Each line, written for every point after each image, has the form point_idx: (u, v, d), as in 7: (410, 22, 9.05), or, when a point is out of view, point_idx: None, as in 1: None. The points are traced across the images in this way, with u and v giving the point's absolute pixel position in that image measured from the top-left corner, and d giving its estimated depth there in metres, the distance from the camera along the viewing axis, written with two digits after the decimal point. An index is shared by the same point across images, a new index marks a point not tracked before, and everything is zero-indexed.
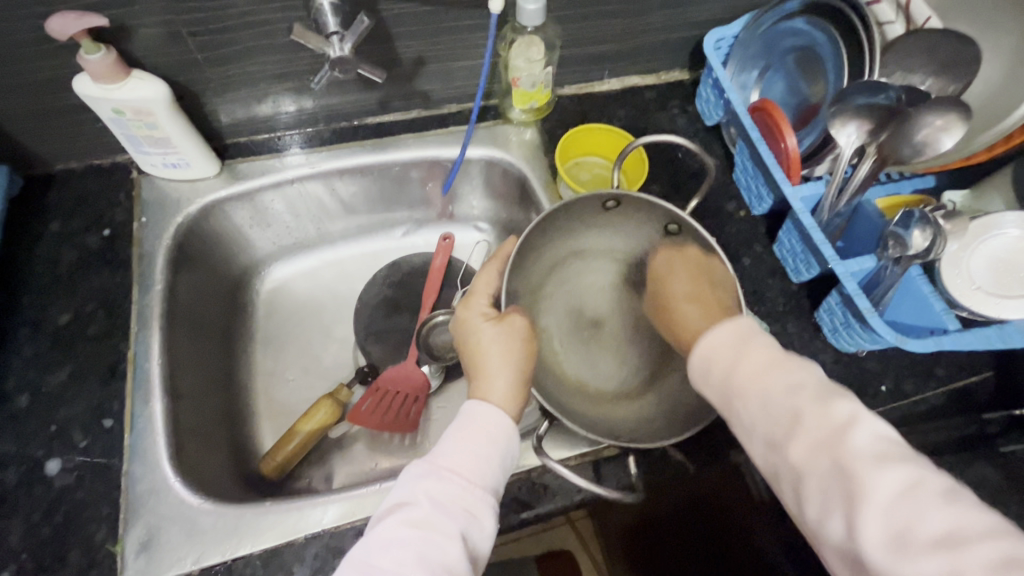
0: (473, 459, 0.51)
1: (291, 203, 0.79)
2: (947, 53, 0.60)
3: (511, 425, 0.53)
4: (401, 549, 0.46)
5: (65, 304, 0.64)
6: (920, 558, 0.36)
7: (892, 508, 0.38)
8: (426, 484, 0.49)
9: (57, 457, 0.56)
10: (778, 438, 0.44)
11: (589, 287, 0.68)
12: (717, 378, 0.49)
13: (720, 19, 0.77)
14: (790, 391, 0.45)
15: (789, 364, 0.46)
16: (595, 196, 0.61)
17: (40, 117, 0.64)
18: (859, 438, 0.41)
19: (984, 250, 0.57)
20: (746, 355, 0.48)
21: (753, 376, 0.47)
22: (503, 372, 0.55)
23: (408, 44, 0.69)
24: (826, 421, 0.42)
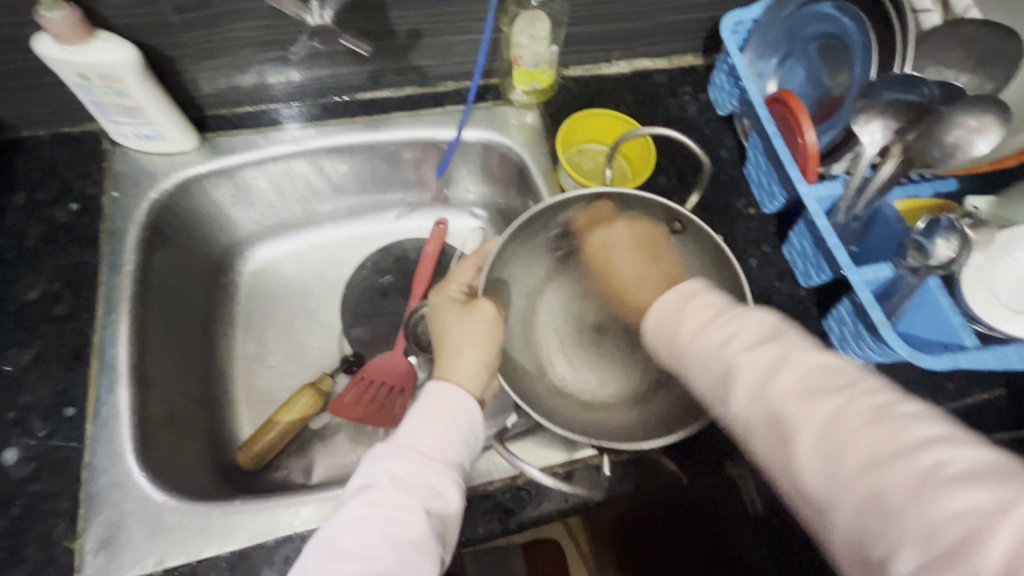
0: (436, 436, 0.48)
1: (276, 181, 0.75)
2: (987, 46, 0.55)
3: (471, 400, 0.51)
4: (365, 529, 0.44)
5: (29, 281, 0.61)
6: (888, 501, 0.31)
7: (831, 443, 0.35)
8: (387, 466, 0.47)
9: (15, 445, 0.53)
10: (721, 394, 0.41)
11: (591, 291, 0.65)
12: (665, 336, 0.47)
13: (739, 1, 0.72)
14: (720, 349, 0.42)
15: (728, 314, 0.44)
16: (590, 195, 0.59)
17: (1, 79, 0.59)
18: (841, 422, 0.35)
19: (1013, 264, 0.53)
20: (686, 314, 0.46)
21: (692, 335, 0.45)
22: (466, 352, 0.53)
23: (403, 14, 0.63)
24: (781, 378, 0.38)
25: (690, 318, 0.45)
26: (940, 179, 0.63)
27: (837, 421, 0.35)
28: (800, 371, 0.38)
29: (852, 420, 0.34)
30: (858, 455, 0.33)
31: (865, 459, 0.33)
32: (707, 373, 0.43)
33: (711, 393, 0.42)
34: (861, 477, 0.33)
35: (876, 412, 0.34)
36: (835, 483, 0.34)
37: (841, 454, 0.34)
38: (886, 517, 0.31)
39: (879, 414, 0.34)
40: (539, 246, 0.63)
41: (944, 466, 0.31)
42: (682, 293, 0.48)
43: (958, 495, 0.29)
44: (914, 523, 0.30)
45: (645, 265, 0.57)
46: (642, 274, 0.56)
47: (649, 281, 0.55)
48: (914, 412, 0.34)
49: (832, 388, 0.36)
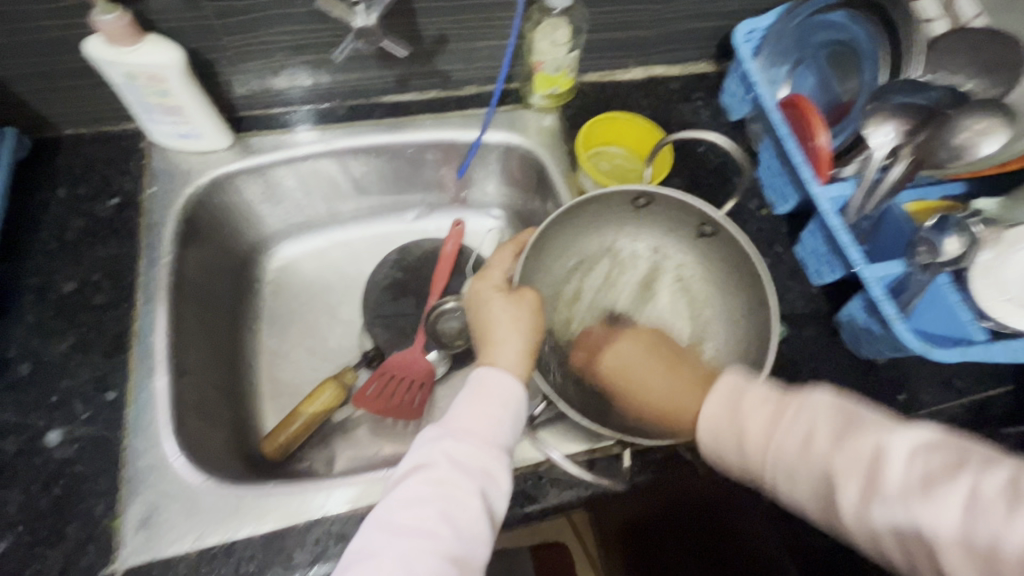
0: (487, 419, 0.51)
1: (304, 179, 0.77)
2: (991, 54, 0.58)
3: (519, 385, 0.53)
4: (423, 505, 0.46)
5: (70, 272, 0.63)
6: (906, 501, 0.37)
7: (907, 493, 0.37)
8: (442, 447, 0.49)
9: (57, 428, 0.55)
10: (795, 473, 0.43)
11: (612, 282, 0.68)
12: (725, 434, 0.47)
13: (751, 11, 0.75)
14: (800, 426, 0.43)
15: (785, 410, 0.45)
16: (624, 191, 0.61)
17: (50, 79, 0.62)
18: (822, 433, 0.42)
19: (1022, 258, 0.54)
20: (744, 411, 0.47)
21: (762, 440, 0.45)
22: (511, 337, 0.55)
23: (431, 21, 0.66)
24: (829, 445, 0.41)
25: (727, 424, 0.47)
26: (947, 184, 0.66)
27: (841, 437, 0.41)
28: (864, 434, 0.40)
29: (818, 440, 0.42)
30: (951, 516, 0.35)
31: (795, 449, 0.43)
32: (797, 481, 0.43)
33: (731, 465, 0.48)
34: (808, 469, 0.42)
35: (771, 397, 0.46)
36: (857, 485, 0.40)
37: (891, 495, 0.38)
38: (883, 497, 0.38)
39: (841, 407, 0.43)
40: (571, 243, 0.66)
41: (892, 464, 0.38)
42: (722, 392, 0.49)
43: (981, 485, 0.35)
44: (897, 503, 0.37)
45: (681, 375, 0.57)
46: (674, 386, 0.55)
47: (678, 386, 0.55)
48: (849, 398, 0.43)
49: (795, 404, 0.45)
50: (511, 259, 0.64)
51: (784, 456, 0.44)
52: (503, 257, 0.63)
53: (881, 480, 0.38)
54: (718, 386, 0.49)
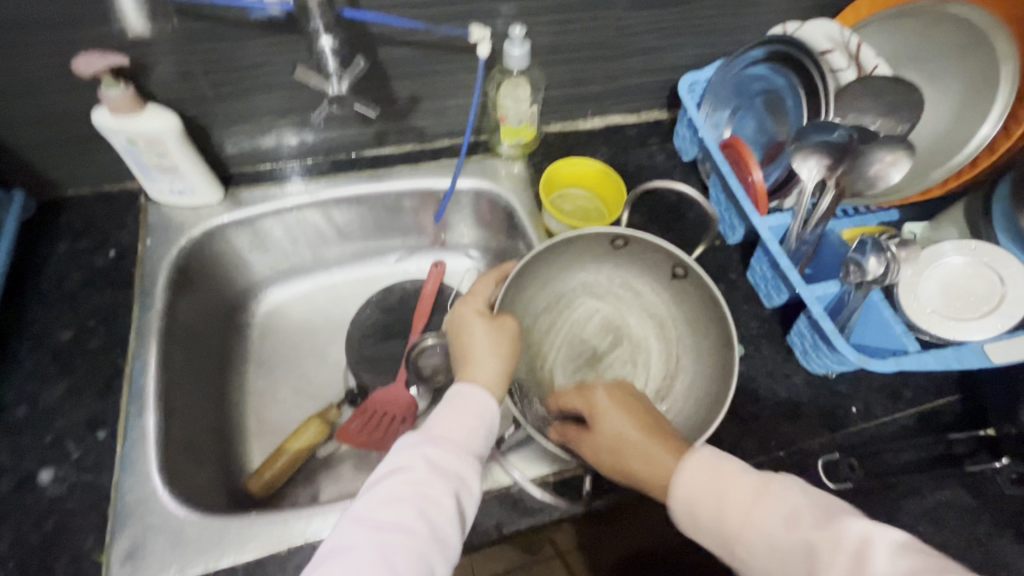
0: (466, 429, 0.55)
1: (290, 229, 0.83)
2: (894, 97, 0.65)
3: (493, 405, 0.57)
4: (401, 503, 0.49)
5: (68, 320, 0.67)
6: (818, 553, 0.44)
7: (805, 554, 0.44)
8: (422, 451, 0.52)
9: (49, 466, 0.58)
10: (728, 529, 0.48)
11: (586, 321, 0.72)
12: (688, 502, 0.50)
13: (690, 65, 0.84)
14: (758, 503, 0.48)
15: (746, 478, 0.49)
16: (602, 234, 0.68)
17: (57, 145, 0.69)
18: (766, 499, 0.48)
19: (935, 276, 0.61)
20: (725, 495, 0.49)
21: (743, 514, 0.48)
22: (492, 367, 0.59)
23: (404, 84, 0.74)
24: (797, 531, 0.45)
25: (705, 491, 0.50)
26: (883, 212, 0.75)
27: (753, 500, 0.48)
28: (822, 525, 0.44)
29: (775, 519, 0.46)
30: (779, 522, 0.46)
31: (780, 524, 0.46)
32: (714, 522, 0.49)
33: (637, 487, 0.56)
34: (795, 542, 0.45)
35: (749, 475, 0.50)
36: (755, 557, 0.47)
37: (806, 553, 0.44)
38: (777, 564, 0.46)
39: (877, 530, 0.42)
40: (552, 276, 0.71)
41: (875, 556, 0.41)
42: (702, 461, 0.51)
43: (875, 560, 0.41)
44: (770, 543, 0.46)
45: (675, 437, 0.55)
46: (634, 421, 0.55)
47: (638, 439, 0.54)
48: (885, 521, 0.43)
49: (773, 498, 0.47)
50: (494, 286, 0.69)
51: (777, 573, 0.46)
52: (487, 283, 0.68)
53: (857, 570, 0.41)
54: (689, 457, 0.51)
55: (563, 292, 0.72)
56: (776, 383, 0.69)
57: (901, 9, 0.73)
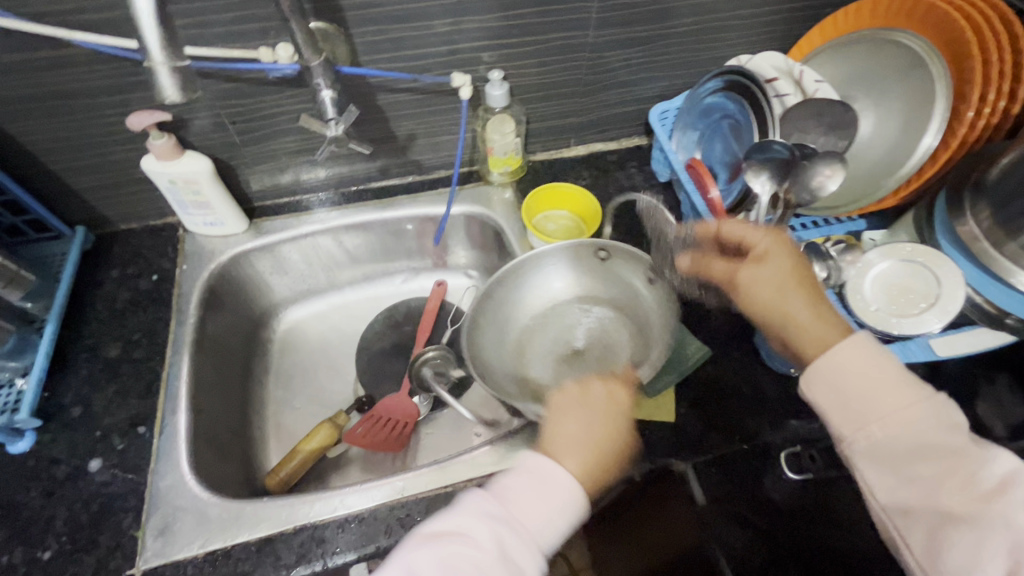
0: (542, 517, 0.51)
1: (306, 254, 0.94)
2: (831, 116, 0.72)
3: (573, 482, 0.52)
4: None
5: (117, 334, 0.79)
6: (968, 500, 0.45)
7: (954, 480, 0.46)
8: (495, 529, 0.50)
9: (98, 457, 0.68)
10: (933, 454, 0.46)
11: (574, 322, 0.82)
12: (853, 395, 0.50)
13: (661, 96, 0.93)
14: (933, 433, 0.47)
15: (954, 428, 0.47)
16: (587, 243, 0.80)
17: (113, 188, 0.82)
18: (939, 422, 0.47)
19: (878, 278, 0.66)
20: (911, 423, 0.48)
21: (923, 442, 0.47)
22: (572, 444, 0.55)
23: (402, 124, 0.85)
24: (965, 473, 0.46)
25: (858, 375, 0.50)
26: (852, 222, 0.81)
27: (889, 394, 0.49)
28: (991, 472, 0.46)
29: (941, 439, 0.47)
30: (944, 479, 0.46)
31: (966, 496, 0.45)
32: (891, 420, 0.48)
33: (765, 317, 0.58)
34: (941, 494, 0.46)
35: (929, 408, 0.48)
36: (850, 419, 0.50)
37: (952, 490, 0.46)
38: (928, 484, 0.46)
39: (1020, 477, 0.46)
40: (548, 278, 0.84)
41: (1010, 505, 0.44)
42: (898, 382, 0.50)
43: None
44: (948, 494, 0.46)
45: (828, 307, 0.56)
46: (782, 282, 0.57)
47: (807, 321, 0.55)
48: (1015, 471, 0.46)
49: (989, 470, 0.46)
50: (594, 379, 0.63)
51: (884, 443, 0.48)
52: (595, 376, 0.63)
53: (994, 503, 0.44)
54: (849, 341, 0.52)
55: (557, 297, 0.84)
56: (743, 382, 0.74)
57: (848, 36, 0.81)
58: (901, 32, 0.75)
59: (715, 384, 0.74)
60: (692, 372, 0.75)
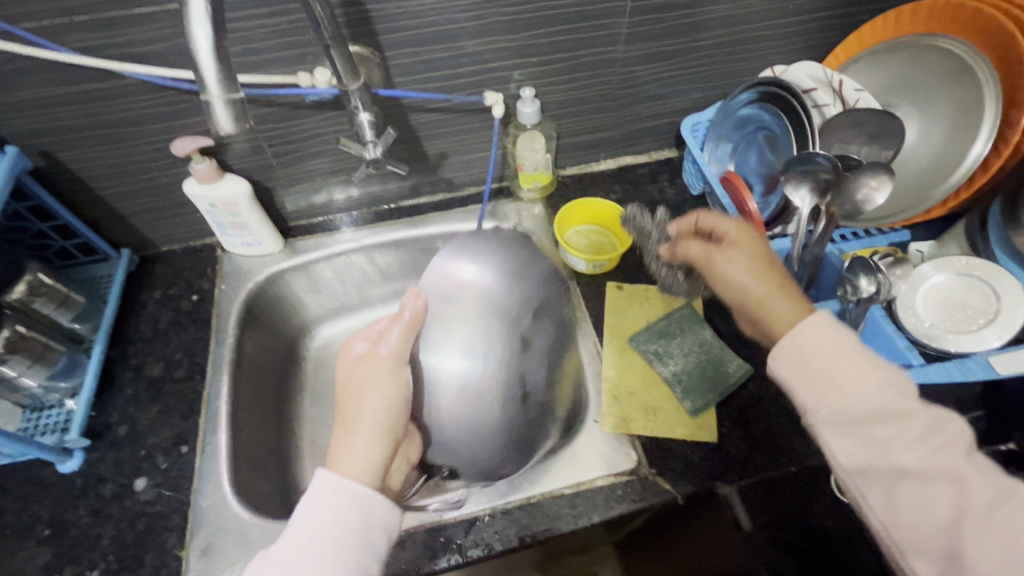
0: (326, 521, 0.53)
1: (339, 273, 0.95)
2: (875, 126, 0.70)
3: (367, 495, 0.55)
4: None
5: (159, 354, 0.80)
6: (910, 463, 0.43)
7: (913, 445, 0.44)
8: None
9: (143, 476, 0.69)
10: (874, 415, 0.45)
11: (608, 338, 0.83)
12: (797, 358, 0.49)
13: (692, 108, 0.92)
14: (890, 398, 0.45)
15: (901, 390, 0.45)
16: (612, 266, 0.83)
17: (155, 211, 0.84)
18: (890, 391, 0.45)
19: (931, 292, 0.64)
20: (858, 386, 0.46)
21: (853, 400, 0.46)
22: (359, 422, 0.60)
23: (433, 143, 0.86)
24: (923, 435, 0.44)
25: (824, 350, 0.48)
26: (895, 233, 0.77)
27: (845, 363, 0.47)
28: (951, 438, 0.44)
29: (888, 403, 0.45)
30: (904, 443, 0.44)
31: (919, 460, 0.43)
32: (832, 384, 0.47)
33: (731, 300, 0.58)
34: (902, 456, 0.44)
35: (885, 371, 0.47)
36: (812, 390, 0.48)
37: (903, 453, 0.44)
38: (871, 440, 0.45)
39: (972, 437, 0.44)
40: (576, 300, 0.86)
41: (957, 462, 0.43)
42: (842, 348, 0.48)
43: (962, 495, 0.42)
44: (912, 454, 0.44)
45: (771, 277, 0.56)
46: (752, 270, 0.56)
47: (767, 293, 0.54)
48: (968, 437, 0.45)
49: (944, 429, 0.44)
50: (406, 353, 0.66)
51: (847, 411, 0.46)
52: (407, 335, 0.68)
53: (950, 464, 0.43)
54: (810, 318, 0.50)
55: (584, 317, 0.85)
56: (787, 401, 0.72)
57: (889, 43, 0.79)
58: (944, 40, 0.74)
59: (757, 403, 0.72)
60: (734, 390, 0.73)
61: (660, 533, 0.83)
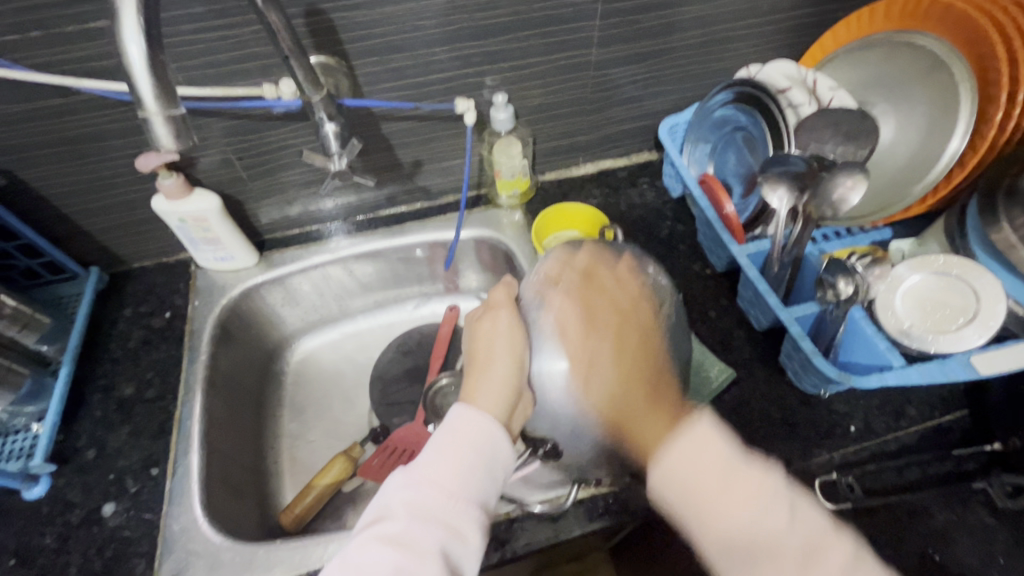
0: (456, 467, 0.56)
1: (317, 284, 0.94)
2: (851, 125, 0.70)
3: (495, 427, 0.58)
4: (376, 561, 0.51)
5: (130, 374, 0.79)
6: (766, 523, 0.51)
7: (751, 501, 0.52)
8: (409, 497, 0.54)
9: (111, 501, 0.68)
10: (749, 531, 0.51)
11: None
12: (680, 487, 0.54)
13: (669, 110, 0.91)
14: (738, 476, 0.54)
15: (749, 471, 0.54)
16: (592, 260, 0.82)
17: (125, 228, 0.83)
18: (767, 489, 0.53)
19: (909, 291, 0.63)
20: (710, 471, 0.54)
21: (711, 466, 0.54)
22: (497, 366, 0.61)
23: (407, 151, 0.85)
24: (759, 497, 0.53)
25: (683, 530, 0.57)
26: (875, 231, 0.76)
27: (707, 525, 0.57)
28: (731, 492, 0.53)
29: (705, 465, 0.55)
30: (732, 497, 0.53)
31: (768, 523, 0.51)
32: (701, 475, 0.54)
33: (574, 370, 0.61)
34: (747, 514, 0.52)
35: (730, 456, 0.56)
36: (689, 453, 0.55)
37: (748, 512, 0.52)
38: (726, 502, 0.53)
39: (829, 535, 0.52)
40: None
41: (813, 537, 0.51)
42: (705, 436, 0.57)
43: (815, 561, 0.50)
44: (752, 508, 0.52)
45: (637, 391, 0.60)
46: (621, 376, 0.60)
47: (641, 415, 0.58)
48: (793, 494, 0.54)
49: (746, 483, 0.54)
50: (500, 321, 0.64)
51: (692, 466, 0.54)
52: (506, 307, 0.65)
53: (803, 540, 0.51)
54: (692, 425, 0.57)
55: None
56: (770, 405, 0.71)
57: (863, 40, 0.78)
58: (918, 36, 0.73)
59: (740, 407, 0.71)
60: (717, 395, 0.71)
61: (649, 542, 0.81)
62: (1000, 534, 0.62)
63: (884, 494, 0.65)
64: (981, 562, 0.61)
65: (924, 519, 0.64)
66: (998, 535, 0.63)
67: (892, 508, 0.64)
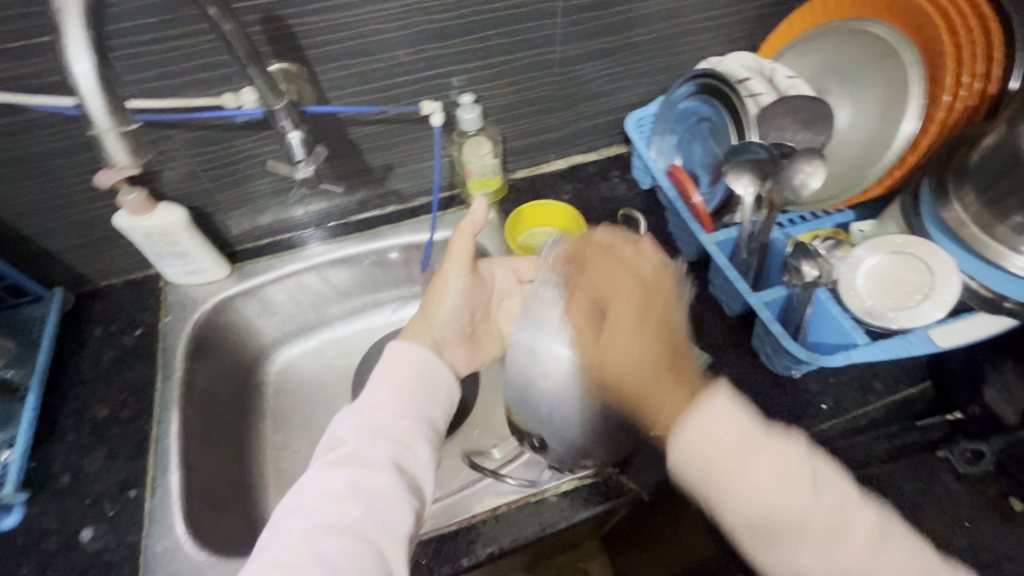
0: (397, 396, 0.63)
1: (292, 293, 0.92)
2: (807, 112, 0.72)
3: (434, 359, 0.68)
4: (330, 482, 0.56)
5: (102, 395, 0.77)
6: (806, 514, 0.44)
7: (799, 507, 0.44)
8: (356, 423, 0.61)
9: (89, 526, 0.67)
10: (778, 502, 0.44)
11: None
12: (699, 462, 0.46)
13: (634, 104, 0.92)
14: (770, 463, 0.45)
15: (792, 455, 0.46)
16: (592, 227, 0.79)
17: (88, 247, 0.81)
18: (799, 478, 0.45)
19: (868, 271, 0.65)
20: (724, 440, 0.46)
21: (760, 478, 0.45)
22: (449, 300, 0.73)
23: (377, 156, 0.84)
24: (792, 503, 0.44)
25: (721, 441, 0.46)
26: (839, 214, 0.79)
27: (749, 442, 0.46)
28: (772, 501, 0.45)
29: (731, 447, 0.46)
30: (763, 474, 0.45)
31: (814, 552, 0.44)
32: (751, 472, 0.45)
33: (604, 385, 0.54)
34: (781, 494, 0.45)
35: (753, 425, 0.47)
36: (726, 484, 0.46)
37: (776, 519, 0.44)
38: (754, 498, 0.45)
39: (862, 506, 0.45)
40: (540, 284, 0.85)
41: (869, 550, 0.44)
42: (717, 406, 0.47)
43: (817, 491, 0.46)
44: (773, 493, 0.45)
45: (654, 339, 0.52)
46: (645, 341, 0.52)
47: (633, 367, 0.51)
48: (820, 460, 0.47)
49: (790, 471, 0.45)
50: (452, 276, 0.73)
51: (742, 500, 0.45)
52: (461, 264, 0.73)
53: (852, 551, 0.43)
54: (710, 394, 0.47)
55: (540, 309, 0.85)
56: (746, 388, 0.73)
57: (816, 30, 0.81)
58: (867, 23, 0.76)
59: None
60: None
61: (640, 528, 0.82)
62: (964, 497, 0.66)
63: (857, 467, 0.67)
64: (950, 525, 0.64)
65: (895, 489, 0.66)
66: (962, 498, 0.66)
67: (867, 481, 0.66)
